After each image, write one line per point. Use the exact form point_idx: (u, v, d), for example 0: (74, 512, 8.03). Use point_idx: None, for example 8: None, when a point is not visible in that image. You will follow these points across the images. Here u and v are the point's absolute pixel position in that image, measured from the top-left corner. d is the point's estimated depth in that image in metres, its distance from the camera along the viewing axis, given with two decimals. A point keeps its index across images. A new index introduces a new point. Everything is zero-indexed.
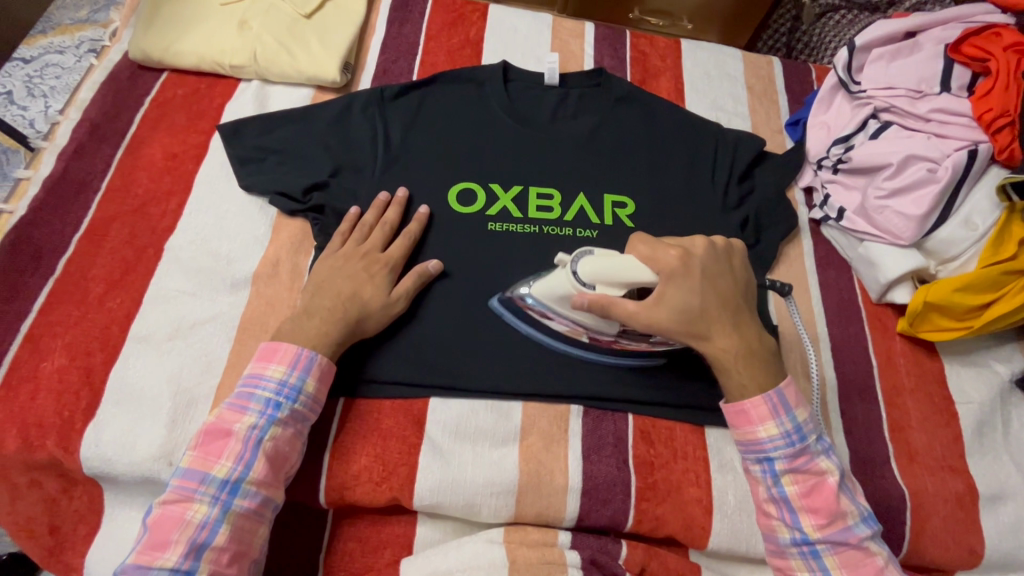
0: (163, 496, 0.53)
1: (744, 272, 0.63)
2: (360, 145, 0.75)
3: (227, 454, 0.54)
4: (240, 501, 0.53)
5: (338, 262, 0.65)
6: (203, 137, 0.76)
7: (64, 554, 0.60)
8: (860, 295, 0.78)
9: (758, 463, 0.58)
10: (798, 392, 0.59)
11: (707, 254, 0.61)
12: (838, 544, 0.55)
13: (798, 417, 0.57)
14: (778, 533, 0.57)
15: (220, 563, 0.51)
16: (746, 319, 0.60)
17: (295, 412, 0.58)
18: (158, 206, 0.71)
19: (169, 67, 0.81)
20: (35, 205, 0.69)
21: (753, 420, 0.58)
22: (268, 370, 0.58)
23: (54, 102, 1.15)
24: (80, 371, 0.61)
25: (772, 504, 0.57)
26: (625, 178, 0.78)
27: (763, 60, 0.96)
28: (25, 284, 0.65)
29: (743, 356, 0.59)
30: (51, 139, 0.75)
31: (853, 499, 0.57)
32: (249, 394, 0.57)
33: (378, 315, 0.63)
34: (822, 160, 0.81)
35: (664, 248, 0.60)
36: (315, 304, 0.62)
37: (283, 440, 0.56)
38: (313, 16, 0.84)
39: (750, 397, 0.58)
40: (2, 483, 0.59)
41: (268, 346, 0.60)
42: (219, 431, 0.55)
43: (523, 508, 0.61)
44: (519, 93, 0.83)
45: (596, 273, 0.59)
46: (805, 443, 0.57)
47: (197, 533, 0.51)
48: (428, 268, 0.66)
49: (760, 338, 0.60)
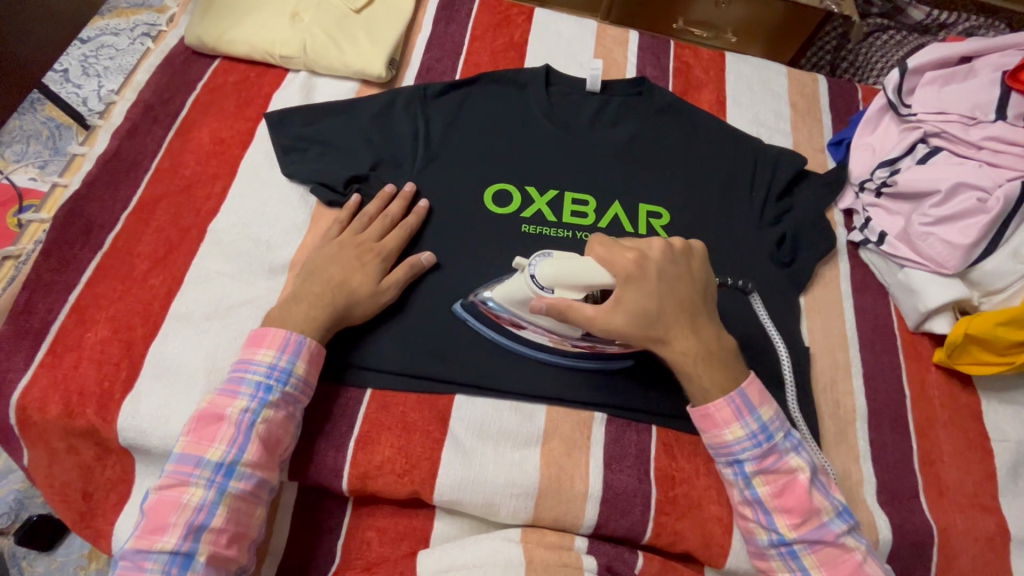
0: (160, 481, 0.54)
1: (705, 273, 0.60)
2: (401, 140, 0.77)
3: (220, 438, 0.55)
4: (236, 483, 0.54)
5: (333, 249, 0.67)
6: (250, 123, 0.78)
7: (95, 520, 0.62)
8: (896, 322, 0.76)
9: (729, 465, 0.58)
10: (761, 391, 0.58)
11: (664, 256, 0.57)
12: (815, 543, 0.55)
13: (763, 417, 0.57)
14: (757, 535, 0.57)
15: (219, 544, 0.53)
16: (706, 320, 0.58)
17: (286, 395, 0.58)
18: (204, 188, 0.73)
19: (222, 54, 0.83)
20: (88, 181, 0.72)
21: (718, 423, 0.57)
22: (258, 355, 0.59)
23: (107, 82, 1.19)
24: (122, 344, 0.63)
25: (747, 506, 0.57)
26: (662, 188, 0.77)
27: (808, 78, 0.94)
28: (74, 257, 0.67)
29: (704, 358, 0.57)
30: (108, 118, 0.78)
31: (827, 493, 0.57)
32: (240, 377, 0.58)
33: (366, 303, 0.64)
34: (865, 182, 0.79)
35: (620, 252, 0.57)
36: (304, 289, 0.64)
37: (275, 423, 0.57)
38: (362, 11, 0.85)
39: (715, 401, 0.57)
40: (42, 446, 0.61)
41: (258, 332, 0.61)
42: (212, 416, 0.56)
43: (541, 511, 0.61)
44: (559, 98, 0.83)
45: (554, 275, 0.58)
46: (773, 442, 0.56)
47: (194, 516, 0.52)
48: (422, 260, 0.67)
49: (720, 338, 0.59)
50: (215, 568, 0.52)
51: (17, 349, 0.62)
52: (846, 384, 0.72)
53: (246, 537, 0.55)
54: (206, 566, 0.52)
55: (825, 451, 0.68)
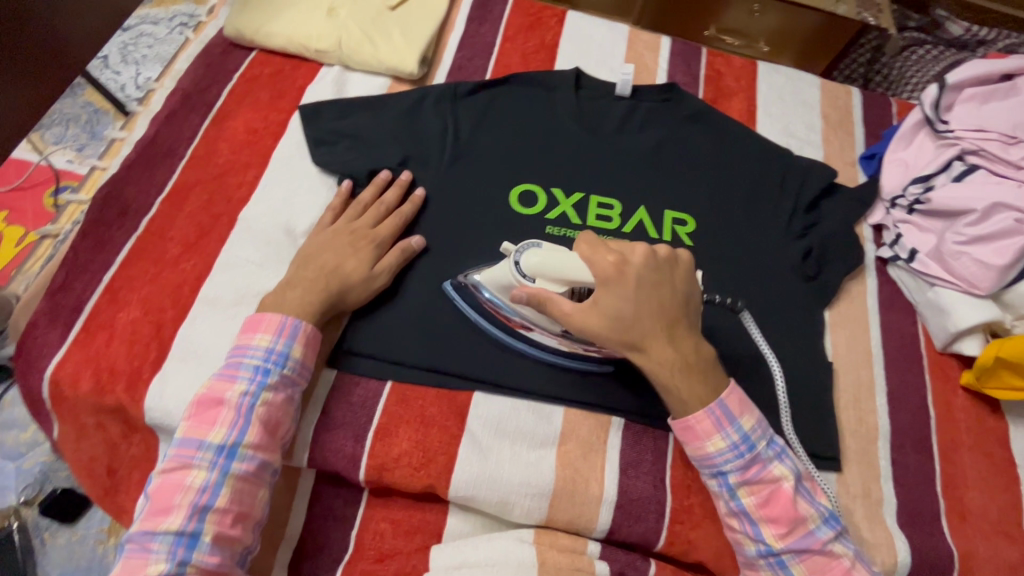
0: (163, 465, 0.55)
1: (688, 285, 0.59)
2: (430, 137, 0.77)
3: (220, 422, 0.56)
4: (237, 465, 0.55)
5: (327, 236, 0.68)
6: (284, 115, 0.79)
7: (118, 496, 0.65)
8: (923, 342, 0.75)
9: (714, 477, 0.58)
10: (741, 400, 0.58)
11: (646, 263, 0.57)
12: (802, 552, 0.55)
13: (744, 427, 0.57)
14: (745, 545, 0.57)
15: (224, 524, 0.53)
16: (686, 330, 0.57)
17: (284, 378, 0.59)
18: (237, 176, 0.74)
19: (259, 46, 0.84)
20: (126, 165, 0.74)
21: (700, 436, 0.57)
22: (254, 340, 0.60)
23: (144, 70, 1.22)
24: (152, 325, 0.64)
25: (734, 517, 0.57)
26: (688, 195, 0.77)
27: (841, 90, 0.93)
28: (110, 238, 0.69)
29: (682, 368, 0.56)
30: (147, 105, 0.81)
31: (813, 500, 0.57)
32: (238, 362, 0.59)
33: (359, 288, 0.65)
34: (897, 198, 0.78)
35: (603, 252, 0.57)
36: (297, 275, 0.65)
37: (274, 406, 0.58)
38: (397, 8, 0.86)
39: (693, 413, 0.57)
40: (72, 420, 0.63)
41: (253, 317, 0.62)
42: (210, 400, 0.57)
43: (555, 513, 0.61)
44: (589, 101, 0.83)
45: (538, 265, 0.58)
46: (755, 452, 0.56)
47: (199, 496, 0.53)
48: (412, 244, 0.69)
49: (699, 349, 0.58)
50: (222, 548, 0.53)
51: (52, 325, 0.64)
52: (869, 403, 0.71)
53: (250, 517, 0.56)
54: (212, 545, 0.52)
55: (845, 469, 0.67)
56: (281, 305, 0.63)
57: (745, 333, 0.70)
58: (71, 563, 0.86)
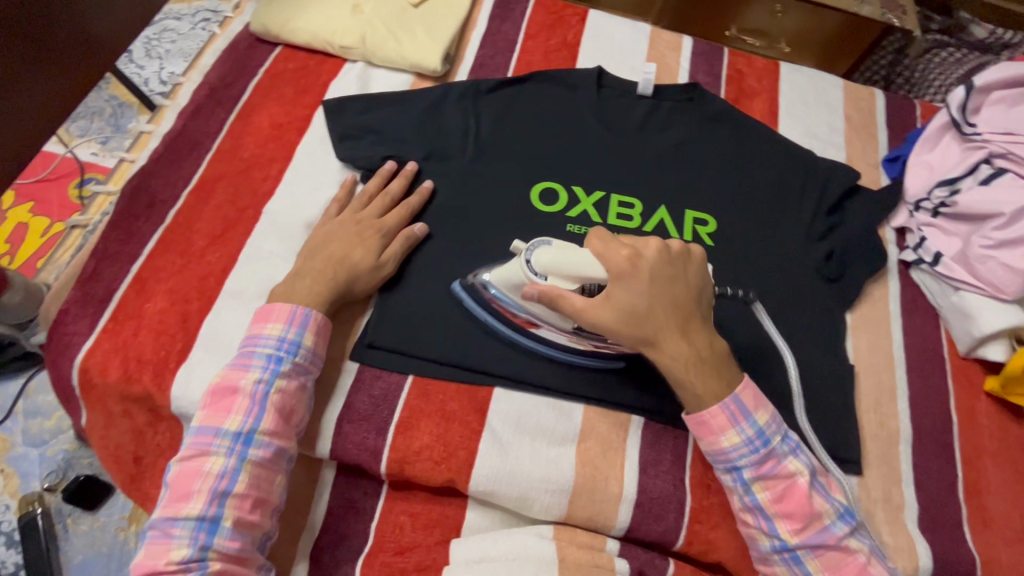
0: (181, 453, 0.56)
1: (701, 276, 0.59)
2: (452, 133, 0.78)
3: (236, 409, 0.57)
4: (254, 451, 0.55)
5: (334, 227, 0.69)
6: (308, 110, 0.80)
7: (144, 482, 0.66)
8: (947, 346, 0.74)
9: (727, 472, 0.58)
10: (755, 395, 0.58)
11: (658, 257, 0.57)
12: (817, 546, 0.55)
13: (760, 422, 0.57)
14: (759, 541, 0.57)
15: (243, 509, 0.54)
16: (699, 324, 0.57)
17: (297, 365, 0.60)
18: (261, 170, 0.75)
19: (284, 42, 0.85)
20: (154, 158, 0.75)
21: (715, 430, 0.57)
22: (266, 329, 0.61)
23: (168, 65, 1.23)
24: (179, 315, 0.65)
25: (748, 512, 0.57)
26: (709, 195, 0.77)
27: (865, 91, 0.92)
28: (137, 230, 0.70)
29: (695, 363, 0.56)
30: (174, 98, 0.83)
31: (828, 496, 0.57)
32: (251, 351, 0.60)
33: (366, 277, 0.66)
34: (922, 201, 0.77)
35: (616, 247, 0.57)
36: (306, 266, 0.66)
37: (288, 394, 0.59)
38: (420, 6, 0.86)
39: (708, 408, 0.57)
40: (99, 408, 0.64)
41: (264, 308, 0.63)
42: (225, 389, 0.58)
43: (574, 509, 0.62)
44: (610, 100, 0.83)
45: (550, 261, 0.58)
46: (770, 447, 0.56)
47: (217, 482, 0.54)
48: (415, 232, 0.69)
49: (712, 343, 0.58)
50: (243, 533, 0.53)
51: (82, 314, 0.65)
52: (890, 406, 0.70)
53: (268, 504, 0.56)
54: (233, 530, 0.53)
55: (866, 472, 0.67)
56: (305, 298, 0.63)
57: (767, 334, 0.70)
58: (93, 549, 0.89)
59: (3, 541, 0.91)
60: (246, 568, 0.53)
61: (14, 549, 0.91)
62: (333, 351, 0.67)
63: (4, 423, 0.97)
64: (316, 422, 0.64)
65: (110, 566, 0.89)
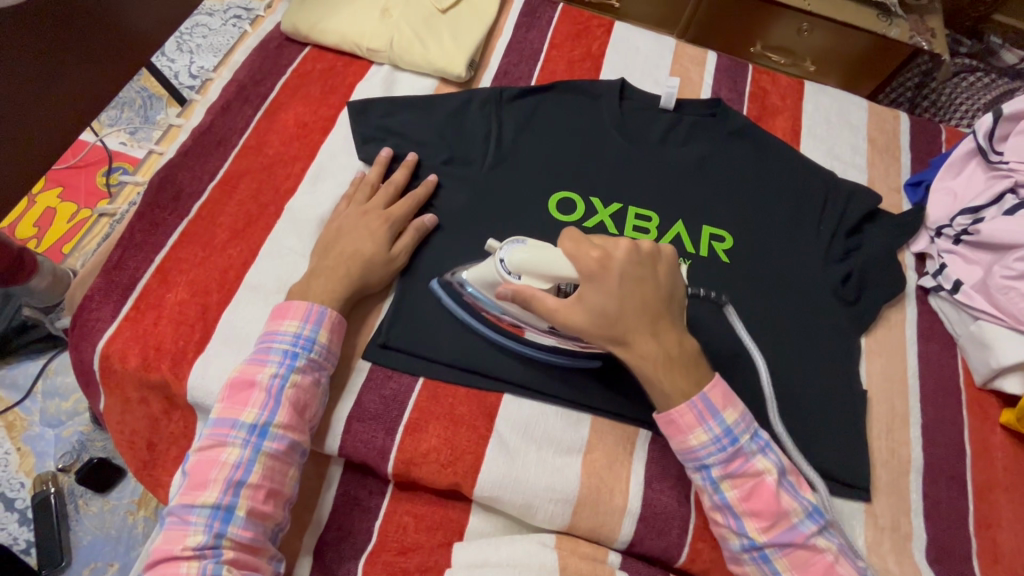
0: (199, 443, 0.57)
1: (671, 277, 0.58)
2: (473, 139, 0.78)
3: (252, 402, 0.58)
4: (269, 443, 0.56)
5: (345, 221, 0.70)
6: (333, 110, 0.81)
7: (155, 469, 0.66)
8: (962, 376, 0.74)
9: (697, 471, 0.57)
10: (724, 394, 0.57)
11: (629, 258, 0.55)
12: (786, 546, 0.55)
13: (727, 420, 0.57)
14: (729, 539, 0.57)
15: (257, 499, 0.55)
16: (668, 323, 0.57)
17: (312, 361, 0.61)
18: (285, 167, 0.76)
19: (313, 43, 0.86)
20: (182, 151, 0.76)
21: (683, 429, 0.57)
22: (283, 326, 0.62)
23: (198, 59, 1.26)
24: (198, 306, 0.66)
25: (717, 511, 0.57)
26: (727, 212, 0.77)
27: (889, 114, 0.92)
28: (163, 221, 0.71)
29: (664, 363, 0.56)
30: (204, 94, 0.85)
31: (796, 495, 0.57)
32: (268, 347, 0.61)
33: (379, 271, 0.67)
34: (944, 228, 0.77)
35: (586, 248, 0.56)
36: (319, 265, 0.67)
37: (303, 389, 0.60)
38: (448, 11, 0.87)
39: (676, 406, 0.56)
40: (117, 393, 0.65)
41: (281, 305, 0.64)
42: (243, 382, 0.59)
43: (578, 520, 0.62)
44: (632, 111, 0.84)
45: (523, 262, 0.58)
46: (738, 445, 0.56)
47: (233, 472, 0.55)
48: (425, 223, 0.70)
49: (682, 342, 0.57)
50: (255, 523, 0.54)
51: (106, 300, 0.66)
52: (902, 434, 0.69)
53: (281, 495, 0.57)
54: (246, 520, 0.53)
55: (875, 500, 0.66)
56: (321, 297, 0.64)
57: (779, 355, 0.70)
58: (102, 531, 0.92)
59: (17, 518, 0.94)
60: (258, 557, 0.54)
61: (27, 526, 0.93)
62: (347, 348, 0.68)
63: (24, 402, 1.01)
64: (330, 420, 0.64)
65: (118, 549, 0.91)
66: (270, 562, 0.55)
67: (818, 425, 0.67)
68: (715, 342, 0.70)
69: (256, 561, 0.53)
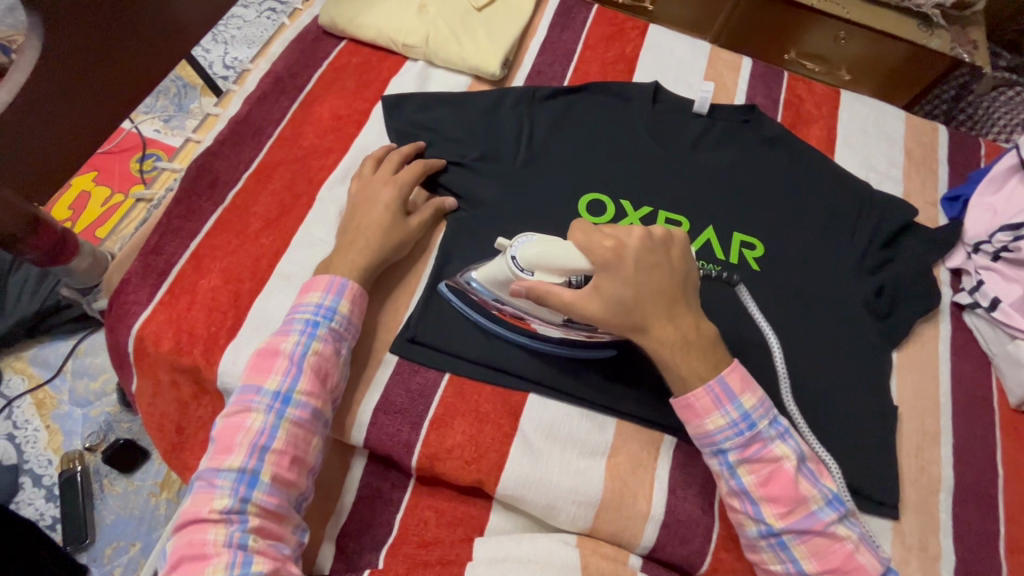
0: (227, 409, 0.58)
1: (684, 263, 0.57)
2: (505, 137, 0.78)
3: (276, 369, 0.58)
4: (292, 410, 0.57)
5: (360, 190, 0.71)
6: (367, 105, 0.82)
7: (183, 453, 0.67)
8: (996, 396, 0.72)
9: (714, 455, 0.57)
10: (742, 378, 0.56)
11: (642, 245, 0.55)
12: (803, 533, 0.54)
13: (745, 405, 0.56)
14: (746, 527, 0.56)
15: (281, 466, 0.55)
16: (685, 308, 0.56)
17: (333, 330, 0.62)
18: (319, 159, 0.77)
19: (350, 37, 0.87)
20: (219, 140, 0.77)
21: (700, 413, 0.56)
22: (307, 297, 0.62)
23: (232, 50, 1.28)
24: (231, 294, 0.67)
25: (735, 497, 0.56)
26: (759, 219, 0.76)
27: (928, 126, 0.90)
28: (198, 208, 0.72)
29: (681, 347, 0.56)
30: (242, 84, 0.86)
31: (815, 482, 0.56)
32: (291, 318, 0.61)
33: (399, 239, 0.69)
34: (982, 244, 0.75)
35: (598, 238, 0.55)
36: (341, 241, 0.68)
37: (324, 357, 0.60)
38: (484, 9, 0.87)
39: (693, 389, 0.56)
40: (149, 376, 0.66)
41: (307, 280, 0.65)
42: (269, 351, 0.60)
43: (600, 523, 0.61)
44: (664, 114, 0.83)
45: (536, 257, 0.57)
46: (756, 430, 0.55)
47: (257, 438, 0.55)
48: (445, 204, 0.74)
49: (699, 326, 0.57)
50: (280, 490, 0.54)
51: (142, 285, 0.67)
52: (932, 452, 0.68)
53: (305, 464, 0.57)
54: (271, 485, 0.54)
55: (903, 518, 0.65)
56: (352, 283, 0.65)
57: (808, 368, 0.69)
58: (126, 510, 0.94)
59: (44, 494, 0.96)
60: (283, 525, 0.54)
61: (53, 503, 0.95)
62: (367, 339, 0.68)
63: (54, 381, 1.03)
64: (354, 409, 0.65)
65: (140, 529, 0.93)
66: (294, 531, 0.56)
67: (847, 439, 0.66)
68: (743, 350, 0.69)
69: (281, 529, 0.54)
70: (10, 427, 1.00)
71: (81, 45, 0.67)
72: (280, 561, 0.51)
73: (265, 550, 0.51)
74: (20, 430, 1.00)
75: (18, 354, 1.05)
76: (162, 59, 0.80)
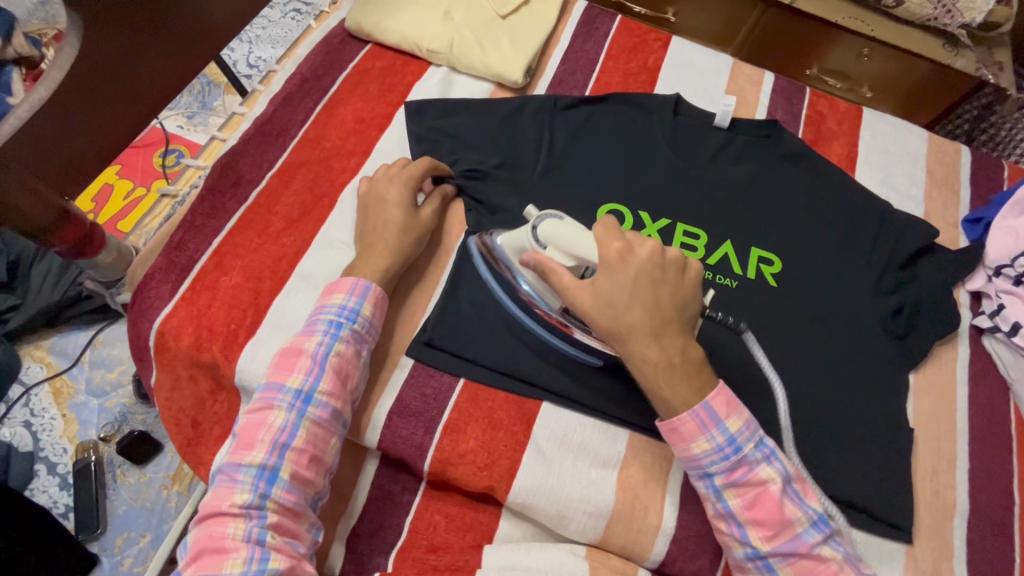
0: (250, 406, 0.59)
1: (691, 284, 0.57)
2: (526, 144, 0.79)
3: (299, 368, 0.59)
4: (312, 410, 0.57)
5: (369, 185, 0.71)
6: (390, 108, 0.82)
7: (199, 447, 0.68)
8: (1014, 422, 0.72)
9: (700, 479, 0.57)
10: (727, 402, 0.56)
11: (651, 258, 0.55)
12: (789, 555, 0.54)
13: (731, 429, 0.55)
14: (733, 548, 0.56)
15: (301, 464, 0.55)
16: (676, 331, 0.55)
17: (355, 333, 0.62)
18: (340, 161, 0.78)
19: (375, 40, 0.88)
20: (244, 139, 0.78)
21: (685, 437, 0.55)
22: (330, 299, 0.63)
23: (256, 49, 1.30)
24: (251, 292, 0.68)
25: (721, 520, 0.56)
26: (777, 235, 0.76)
27: (950, 146, 0.89)
28: (223, 206, 0.73)
29: (665, 369, 0.55)
30: (268, 84, 0.87)
31: (800, 503, 0.55)
32: (316, 318, 0.62)
33: (417, 233, 0.70)
34: (1003, 267, 0.74)
35: (614, 237, 0.56)
36: (364, 247, 0.68)
37: (345, 358, 0.60)
38: (508, 17, 0.88)
39: (678, 414, 0.55)
40: (168, 370, 0.67)
41: (332, 282, 0.65)
42: (292, 349, 0.60)
43: (610, 535, 0.61)
44: (685, 127, 0.83)
45: (555, 235, 0.58)
46: (741, 454, 0.55)
47: (279, 435, 0.56)
48: (447, 189, 0.76)
49: (686, 351, 0.55)
50: (298, 487, 0.55)
51: (164, 280, 0.68)
52: (948, 477, 0.67)
53: (323, 463, 0.58)
54: (290, 483, 0.54)
55: (916, 543, 0.64)
56: (373, 281, 0.65)
57: (823, 386, 0.68)
58: (137, 501, 0.95)
59: (58, 483, 0.97)
60: (298, 523, 0.55)
61: (66, 491, 0.97)
62: (384, 341, 0.69)
63: (71, 370, 1.05)
64: (369, 414, 0.65)
65: (151, 521, 0.94)
66: (310, 528, 0.56)
67: (862, 461, 0.66)
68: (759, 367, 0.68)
69: (296, 527, 0.54)
70: (27, 414, 1.02)
71: (110, 49, 0.68)
72: (295, 559, 0.52)
73: (281, 547, 0.51)
74: (37, 418, 1.02)
75: (37, 343, 1.07)
76: (191, 60, 0.80)
